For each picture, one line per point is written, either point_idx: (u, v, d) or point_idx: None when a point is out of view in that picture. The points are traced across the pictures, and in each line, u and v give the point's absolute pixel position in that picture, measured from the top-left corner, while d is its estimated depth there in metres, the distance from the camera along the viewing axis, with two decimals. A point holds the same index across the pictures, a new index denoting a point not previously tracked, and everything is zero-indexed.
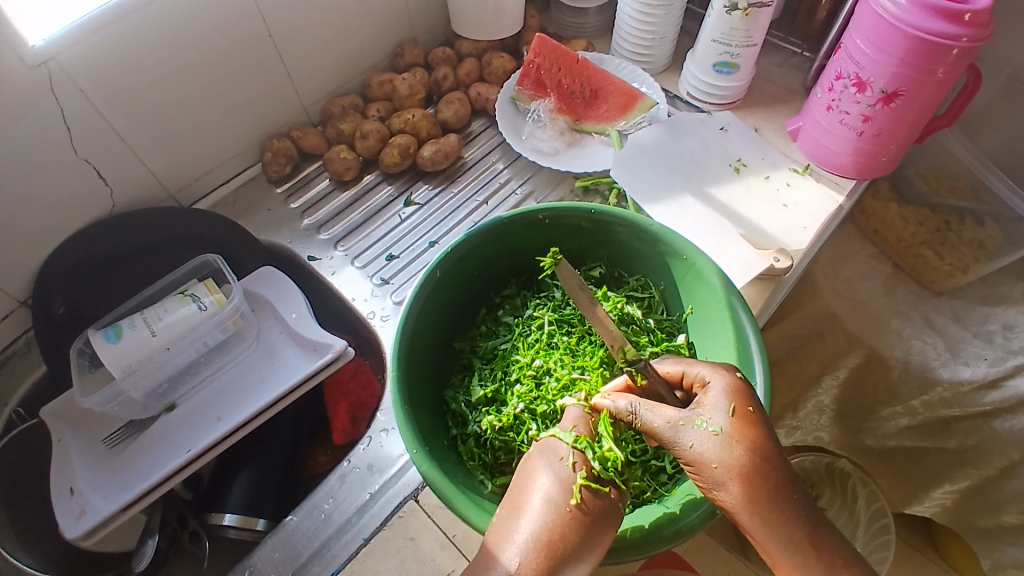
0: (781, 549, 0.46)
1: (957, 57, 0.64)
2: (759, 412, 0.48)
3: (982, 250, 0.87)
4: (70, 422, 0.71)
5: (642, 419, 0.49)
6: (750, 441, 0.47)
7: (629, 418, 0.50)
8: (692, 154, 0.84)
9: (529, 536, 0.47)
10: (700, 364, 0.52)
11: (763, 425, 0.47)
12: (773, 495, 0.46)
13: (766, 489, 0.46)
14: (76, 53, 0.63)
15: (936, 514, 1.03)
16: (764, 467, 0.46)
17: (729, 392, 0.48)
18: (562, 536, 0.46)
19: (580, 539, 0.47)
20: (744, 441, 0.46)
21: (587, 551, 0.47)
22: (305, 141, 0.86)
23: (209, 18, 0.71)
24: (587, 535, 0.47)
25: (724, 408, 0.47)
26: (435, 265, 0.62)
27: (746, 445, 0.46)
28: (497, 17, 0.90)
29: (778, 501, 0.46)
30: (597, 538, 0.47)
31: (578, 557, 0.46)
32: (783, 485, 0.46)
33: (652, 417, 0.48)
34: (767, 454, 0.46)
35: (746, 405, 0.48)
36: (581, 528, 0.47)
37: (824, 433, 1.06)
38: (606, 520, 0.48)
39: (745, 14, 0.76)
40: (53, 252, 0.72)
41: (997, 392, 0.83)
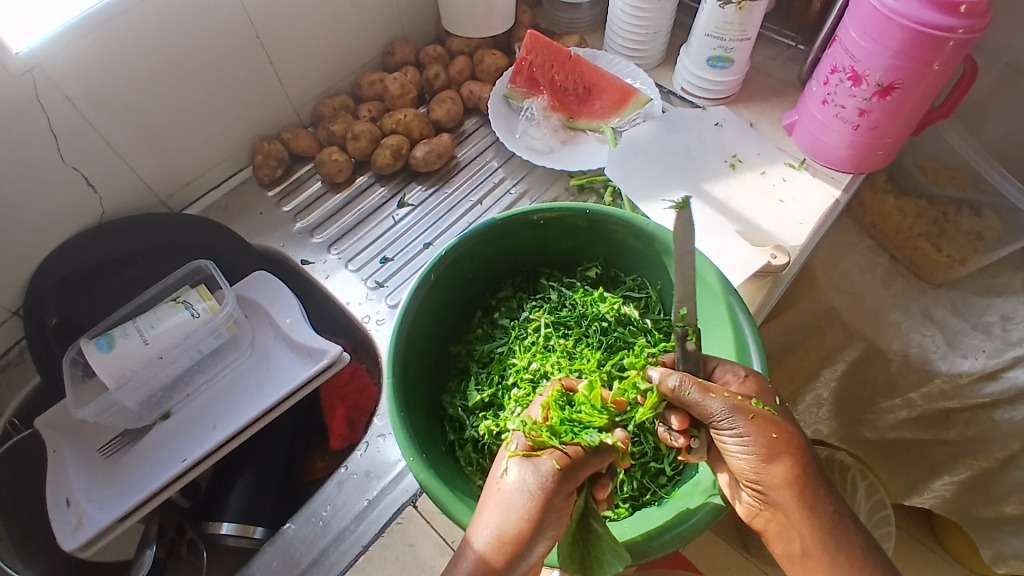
0: (812, 525, 0.50)
1: (953, 48, 0.63)
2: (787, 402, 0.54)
3: (981, 240, 0.85)
4: (64, 433, 0.70)
5: (698, 396, 0.51)
6: (792, 423, 0.51)
7: (682, 393, 0.51)
8: (687, 149, 0.83)
9: (486, 521, 0.47)
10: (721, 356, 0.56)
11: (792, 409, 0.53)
12: (811, 473, 0.50)
13: (807, 466, 0.50)
14: (60, 60, 0.62)
15: (935, 505, 1.03)
16: (804, 447, 0.51)
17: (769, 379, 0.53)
18: (517, 517, 0.46)
19: (533, 514, 0.47)
20: (788, 419, 0.51)
21: (544, 522, 0.47)
22: (296, 142, 0.85)
23: (196, 21, 0.70)
24: (538, 507, 0.47)
25: (766, 389, 0.52)
26: (429, 269, 0.61)
27: (791, 424, 0.51)
28: (488, 14, 0.89)
29: (816, 480, 0.50)
30: (550, 506, 0.47)
31: (537, 530, 0.46)
32: (817, 464, 0.51)
33: (709, 392, 0.51)
34: (804, 435, 0.51)
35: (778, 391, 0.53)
36: (530, 500, 0.47)
37: (824, 426, 1.05)
38: (552, 482, 0.47)
39: (739, 7, 0.75)
40: (45, 262, 0.71)
41: (995, 383, 0.83)
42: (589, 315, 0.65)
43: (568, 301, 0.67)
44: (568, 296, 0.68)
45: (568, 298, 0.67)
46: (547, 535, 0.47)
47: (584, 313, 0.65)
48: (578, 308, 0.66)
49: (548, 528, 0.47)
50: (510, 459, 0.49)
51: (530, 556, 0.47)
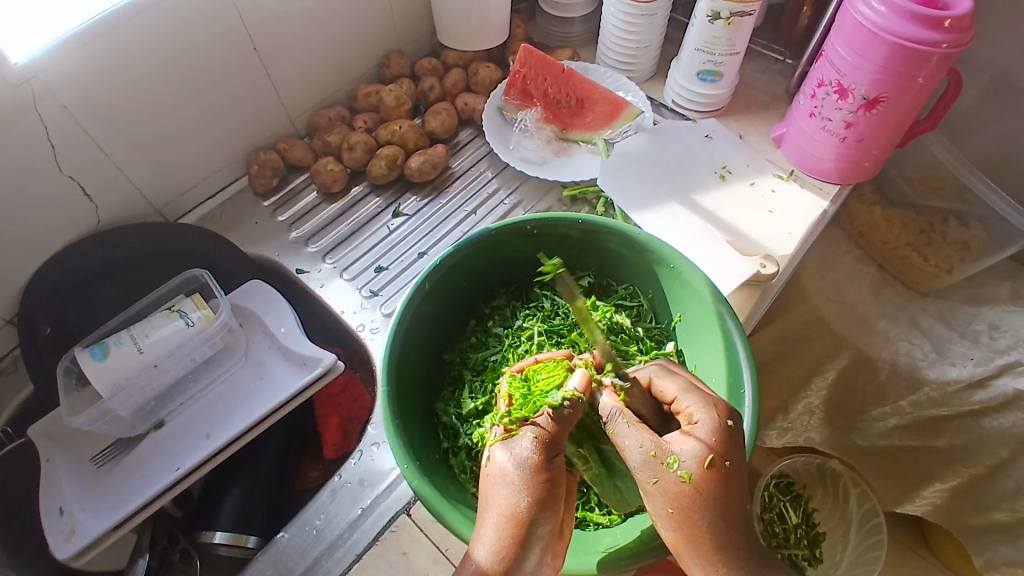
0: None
1: (937, 62, 0.64)
2: (738, 467, 0.48)
3: (967, 249, 0.87)
4: (57, 441, 0.70)
5: (617, 437, 0.51)
6: (716, 496, 0.46)
7: (609, 426, 0.52)
8: (678, 161, 0.84)
9: (489, 511, 0.48)
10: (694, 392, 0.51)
11: (728, 480, 0.47)
12: (723, 554, 0.46)
13: (715, 546, 0.46)
14: (57, 69, 0.62)
15: (928, 512, 1.04)
16: (719, 523, 0.46)
17: (702, 440, 0.48)
18: (513, 495, 0.48)
19: (528, 485, 0.48)
20: (706, 492, 0.46)
21: (540, 488, 0.48)
22: (292, 153, 0.86)
23: (193, 32, 0.71)
24: (529, 476, 0.48)
25: (697, 453, 0.47)
26: (424, 278, 0.62)
27: (707, 498, 0.46)
28: (482, 27, 0.90)
29: (722, 553, 0.46)
30: (541, 471, 0.49)
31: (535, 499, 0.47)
32: (733, 543, 0.46)
33: (625, 438, 0.50)
34: (724, 510, 0.46)
35: (721, 456, 0.47)
36: (518, 472, 0.48)
37: (815, 434, 1.07)
38: (533, 448, 0.49)
39: (728, 22, 0.77)
40: (40, 270, 0.71)
41: (984, 391, 0.84)
42: (581, 323, 0.67)
43: (561, 309, 0.68)
44: (561, 305, 0.69)
45: (561, 307, 0.68)
46: (550, 500, 0.48)
47: (576, 322, 0.67)
48: (571, 316, 0.67)
49: (548, 494, 0.48)
50: (492, 447, 0.52)
51: (543, 528, 0.47)
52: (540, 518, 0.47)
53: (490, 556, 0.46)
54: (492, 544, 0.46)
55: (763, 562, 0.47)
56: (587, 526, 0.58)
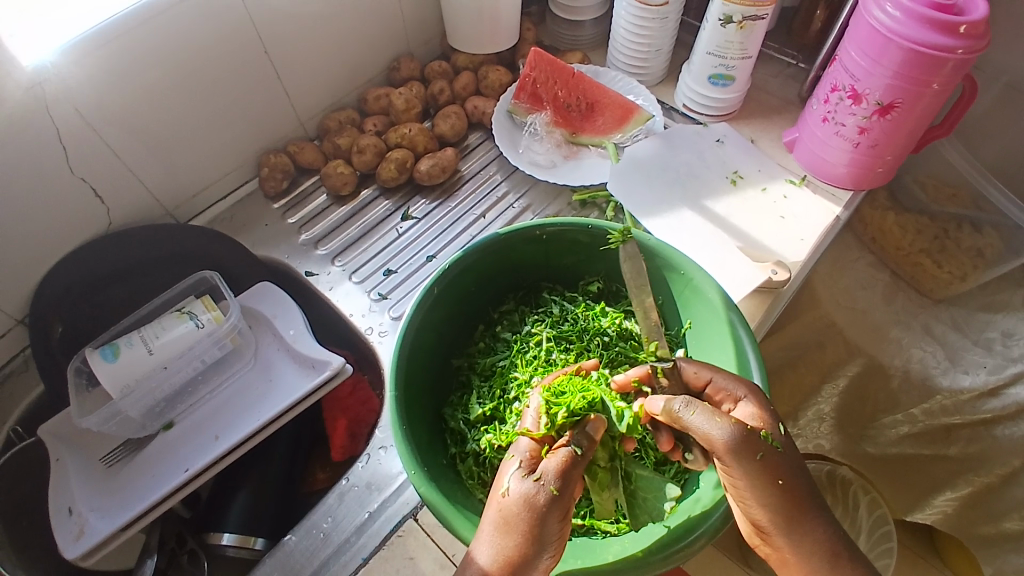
0: (814, 564, 0.48)
1: (953, 68, 0.64)
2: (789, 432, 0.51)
3: (981, 258, 0.85)
4: (68, 441, 0.71)
5: (698, 428, 0.48)
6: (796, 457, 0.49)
7: (680, 421, 0.49)
8: (689, 166, 0.84)
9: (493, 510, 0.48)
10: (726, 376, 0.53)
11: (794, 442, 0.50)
12: (813, 509, 0.48)
13: (815, 515, 0.48)
14: (69, 71, 0.63)
15: (938, 522, 1.02)
16: (803, 478, 0.49)
17: (764, 409, 0.50)
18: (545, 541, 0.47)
19: (529, 510, 0.46)
20: (794, 453, 0.49)
21: (545, 516, 0.46)
22: (302, 155, 0.86)
23: (206, 35, 0.72)
24: (536, 501, 0.47)
25: (769, 422, 0.50)
26: (432, 282, 0.62)
27: (795, 458, 0.49)
28: (493, 30, 0.90)
29: (817, 515, 0.48)
30: (554, 502, 0.47)
31: (537, 524, 0.46)
32: (816, 497, 0.49)
33: (710, 425, 0.47)
34: (808, 470, 0.50)
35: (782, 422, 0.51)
36: (531, 498, 0.47)
37: (825, 442, 1.04)
38: (554, 475, 0.47)
39: (740, 27, 0.76)
40: (51, 270, 0.72)
41: (997, 400, 0.83)
42: (591, 330, 0.66)
43: (570, 315, 0.68)
44: (570, 310, 0.68)
45: (569, 313, 0.68)
46: (553, 528, 0.47)
47: (585, 327, 0.67)
48: (580, 322, 0.67)
49: (551, 521, 0.47)
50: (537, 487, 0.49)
51: (545, 551, 0.47)
52: (544, 540, 0.47)
53: (493, 560, 0.46)
54: (493, 549, 0.47)
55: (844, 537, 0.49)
56: (596, 535, 0.57)
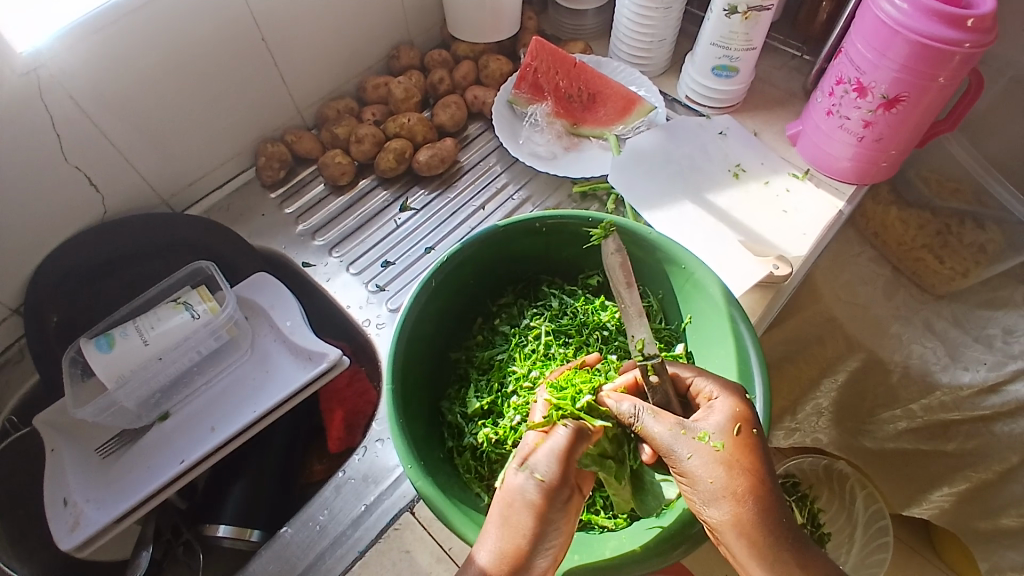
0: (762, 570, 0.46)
1: (959, 62, 0.63)
2: (760, 434, 0.49)
3: (983, 253, 0.84)
4: (63, 431, 0.70)
5: (644, 429, 0.50)
6: (751, 461, 0.47)
7: (632, 424, 0.51)
8: (691, 159, 0.83)
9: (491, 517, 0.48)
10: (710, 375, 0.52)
11: (757, 446, 0.48)
12: (763, 515, 0.46)
13: (762, 520, 0.45)
14: (63, 56, 0.62)
15: (934, 516, 1.03)
16: (752, 484, 0.46)
17: (725, 409, 0.49)
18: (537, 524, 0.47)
19: (535, 503, 0.47)
20: (745, 458, 0.47)
21: (551, 508, 0.47)
22: (300, 144, 0.85)
23: (203, 22, 0.71)
24: (542, 495, 0.47)
25: (724, 423, 0.48)
26: (431, 274, 0.61)
27: (744, 463, 0.47)
28: (494, 18, 0.89)
29: (766, 522, 0.45)
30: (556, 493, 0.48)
31: (543, 517, 0.47)
32: (766, 505, 0.46)
33: (652, 426, 0.49)
34: (764, 475, 0.47)
35: (746, 424, 0.48)
36: (536, 491, 0.47)
37: (823, 435, 1.07)
38: (552, 466, 0.48)
39: (745, 17, 0.75)
40: (46, 260, 0.71)
41: (997, 396, 0.83)
42: (590, 324, 0.66)
43: (569, 309, 0.68)
44: (570, 304, 0.68)
45: (569, 306, 0.68)
46: (559, 519, 0.47)
47: (584, 321, 0.66)
48: (579, 316, 0.67)
49: (557, 513, 0.47)
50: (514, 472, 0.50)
51: (552, 544, 0.47)
52: (551, 532, 0.47)
53: (497, 554, 0.46)
54: (497, 542, 0.46)
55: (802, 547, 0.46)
56: (592, 529, 0.57)
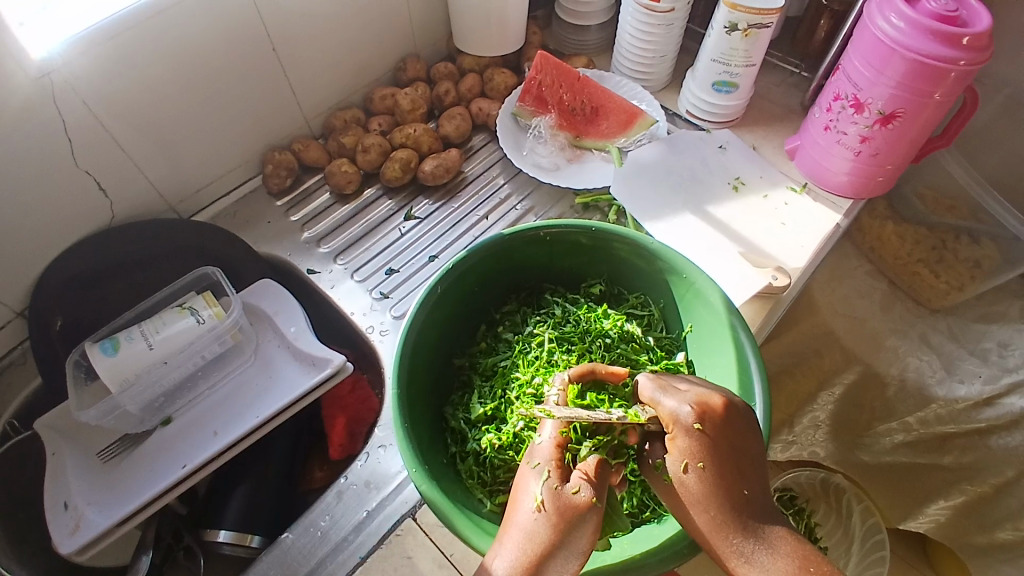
0: None
1: (955, 80, 0.64)
2: (708, 467, 0.48)
3: (978, 268, 0.86)
4: (65, 434, 0.70)
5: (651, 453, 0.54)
6: (698, 497, 0.48)
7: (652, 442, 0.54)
8: (692, 172, 0.84)
9: (512, 531, 0.48)
10: (667, 401, 0.50)
11: (707, 480, 0.48)
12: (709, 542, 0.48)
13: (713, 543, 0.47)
14: (76, 63, 0.63)
15: (930, 530, 1.04)
16: (723, 520, 0.47)
17: (675, 449, 0.49)
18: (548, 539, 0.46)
19: (566, 518, 0.47)
20: (711, 493, 0.48)
21: (578, 525, 0.47)
22: (307, 153, 0.86)
23: (216, 32, 0.72)
24: (573, 509, 0.47)
25: (676, 462, 0.49)
26: (436, 281, 0.62)
27: (712, 497, 0.47)
28: (499, 32, 0.90)
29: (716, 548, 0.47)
30: (591, 511, 0.47)
31: (569, 534, 0.47)
32: (711, 534, 0.47)
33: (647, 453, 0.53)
34: (711, 508, 0.47)
35: (693, 461, 0.48)
36: (559, 508, 0.47)
37: (819, 449, 1.07)
38: (587, 495, 0.48)
39: (745, 34, 0.77)
40: (54, 262, 0.72)
41: (991, 409, 0.84)
42: (592, 331, 0.66)
43: (571, 316, 0.68)
44: (572, 312, 0.69)
45: (571, 314, 0.68)
46: (584, 540, 0.46)
47: (587, 329, 0.66)
48: (582, 324, 0.67)
49: (581, 532, 0.47)
50: (539, 488, 0.49)
51: (573, 564, 0.46)
52: (572, 550, 0.46)
53: (514, 564, 0.46)
54: (515, 555, 0.46)
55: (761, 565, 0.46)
56: None
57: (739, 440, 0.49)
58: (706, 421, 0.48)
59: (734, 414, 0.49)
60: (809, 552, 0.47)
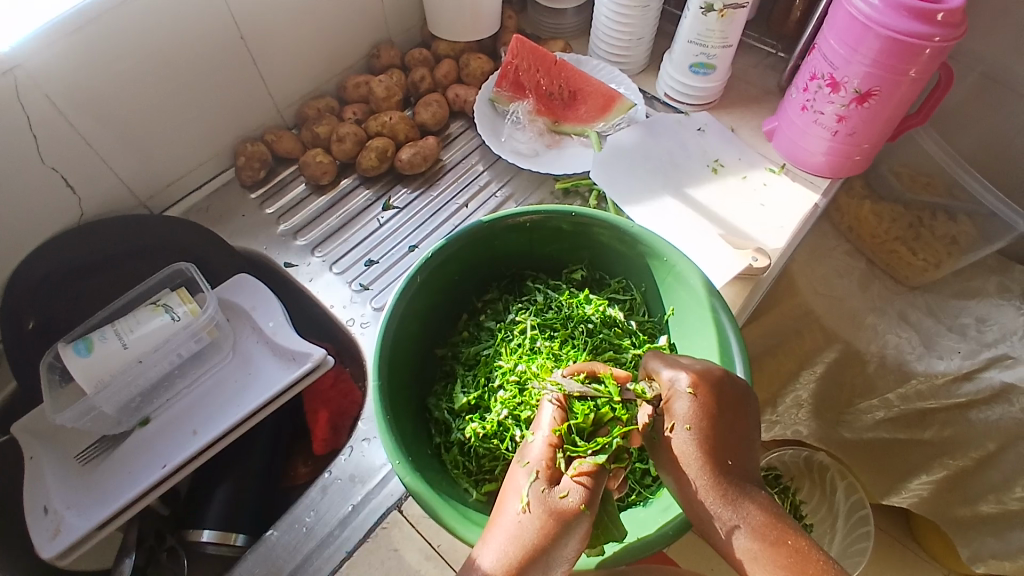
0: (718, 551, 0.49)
1: (929, 57, 0.64)
2: (695, 429, 0.48)
3: (954, 245, 0.87)
4: (41, 437, 0.69)
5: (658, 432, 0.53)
6: (683, 458, 0.49)
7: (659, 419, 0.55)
8: (671, 155, 0.84)
9: (496, 529, 0.46)
10: (669, 367, 0.52)
11: (694, 442, 0.48)
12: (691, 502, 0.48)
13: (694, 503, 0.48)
14: (41, 57, 0.61)
15: (914, 505, 1.06)
16: (704, 481, 0.48)
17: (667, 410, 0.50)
18: (532, 541, 0.45)
19: (553, 523, 0.46)
20: (696, 455, 0.48)
21: (566, 532, 0.45)
22: (280, 144, 0.84)
23: (185, 22, 0.70)
24: (560, 516, 0.45)
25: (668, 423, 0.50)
26: (415, 271, 0.61)
27: (696, 462, 0.48)
28: (474, 17, 0.89)
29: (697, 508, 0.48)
30: (579, 518, 0.46)
31: (557, 540, 0.45)
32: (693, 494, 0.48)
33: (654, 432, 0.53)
34: (693, 468, 0.48)
35: (683, 422, 0.49)
36: (546, 513, 0.46)
37: (803, 427, 1.08)
38: (577, 500, 0.46)
39: (721, 15, 0.77)
40: (22, 263, 0.70)
41: (970, 383, 0.84)
42: (575, 317, 0.66)
43: (553, 302, 0.68)
44: (554, 298, 0.68)
45: (553, 301, 0.68)
46: (571, 546, 0.46)
47: (569, 315, 0.66)
48: (564, 310, 0.67)
49: (570, 537, 0.46)
50: (527, 490, 0.47)
51: (557, 568, 0.45)
52: (558, 555, 0.45)
53: (497, 566, 0.45)
54: (498, 555, 0.45)
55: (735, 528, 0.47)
56: None
57: (730, 411, 0.50)
58: (701, 386, 0.49)
59: (729, 386, 0.50)
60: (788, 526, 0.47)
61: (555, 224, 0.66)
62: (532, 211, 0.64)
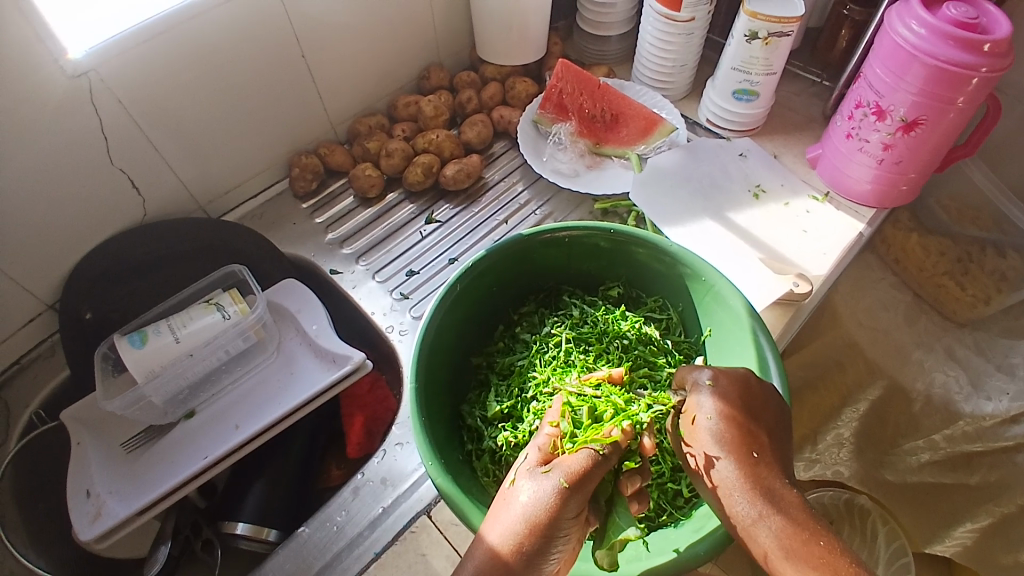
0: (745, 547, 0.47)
1: (977, 86, 0.64)
2: (717, 419, 0.49)
3: (1005, 280, 0.85)
4: (90, 426, 0.72)
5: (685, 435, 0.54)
6: (706, 447, 0.49)
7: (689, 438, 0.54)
8: (712, 178, 0.84)
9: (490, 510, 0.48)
10: (692, 368, 0.54)
11: (718, 430, 0.49)
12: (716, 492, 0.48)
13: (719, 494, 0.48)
14: (116, 64, 0.66)
15: (956, 554, 1.02)
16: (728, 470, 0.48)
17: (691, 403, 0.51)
18: (513, 517, 0.46)
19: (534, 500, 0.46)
20: (720, 445, 0.48)
21: (550, 510, 0.45)
22: (332, 157, 0.88)
23: (247, 37, 0.75)
24: (540, 492, 0.46)
25: (692, 417, 0.51)
26: (455, 280, 0.63)
27: (721, 451, 0.48)
28: (521, 41, 0.92)
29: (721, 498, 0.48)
30: (565, 498, 0.46)
31: (539, 517, 0.45)
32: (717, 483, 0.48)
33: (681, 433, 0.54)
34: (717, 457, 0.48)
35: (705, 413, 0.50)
36: (527, 491, 0.47)
37: (844, 468, 1.05)
38: (557, 478, 0.46)
39: (765, 43, 0.78)
40: (84, 258, 0.74)
41: (1018, 426, 0.81)
42: (610, 332, 0.66)
43: (589, 318, 0.68)
44: (590, 313, 0.69)
45: (589, 315, 0.68)
46: (554, 529, 0.45)
47: (605, 330, 0.67)
48: (599, 324, 0.67)
49: (551, 516, 0.45)
50: (518, 473, 0.49)
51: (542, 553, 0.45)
52: (544, 538, 0.45)
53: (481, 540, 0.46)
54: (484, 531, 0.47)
55: (760, 520, 0.46)
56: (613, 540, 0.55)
57: (758, 410, 0.50)
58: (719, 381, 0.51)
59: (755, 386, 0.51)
60: (814, 526, 0.46)
61: (595, 242, 0.67)
62: (572, 227, 0.66)
